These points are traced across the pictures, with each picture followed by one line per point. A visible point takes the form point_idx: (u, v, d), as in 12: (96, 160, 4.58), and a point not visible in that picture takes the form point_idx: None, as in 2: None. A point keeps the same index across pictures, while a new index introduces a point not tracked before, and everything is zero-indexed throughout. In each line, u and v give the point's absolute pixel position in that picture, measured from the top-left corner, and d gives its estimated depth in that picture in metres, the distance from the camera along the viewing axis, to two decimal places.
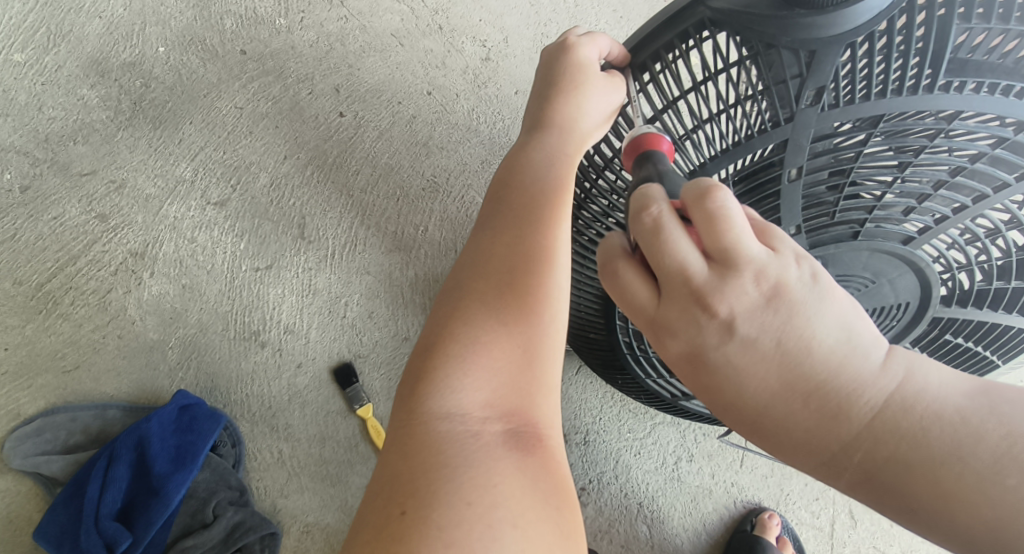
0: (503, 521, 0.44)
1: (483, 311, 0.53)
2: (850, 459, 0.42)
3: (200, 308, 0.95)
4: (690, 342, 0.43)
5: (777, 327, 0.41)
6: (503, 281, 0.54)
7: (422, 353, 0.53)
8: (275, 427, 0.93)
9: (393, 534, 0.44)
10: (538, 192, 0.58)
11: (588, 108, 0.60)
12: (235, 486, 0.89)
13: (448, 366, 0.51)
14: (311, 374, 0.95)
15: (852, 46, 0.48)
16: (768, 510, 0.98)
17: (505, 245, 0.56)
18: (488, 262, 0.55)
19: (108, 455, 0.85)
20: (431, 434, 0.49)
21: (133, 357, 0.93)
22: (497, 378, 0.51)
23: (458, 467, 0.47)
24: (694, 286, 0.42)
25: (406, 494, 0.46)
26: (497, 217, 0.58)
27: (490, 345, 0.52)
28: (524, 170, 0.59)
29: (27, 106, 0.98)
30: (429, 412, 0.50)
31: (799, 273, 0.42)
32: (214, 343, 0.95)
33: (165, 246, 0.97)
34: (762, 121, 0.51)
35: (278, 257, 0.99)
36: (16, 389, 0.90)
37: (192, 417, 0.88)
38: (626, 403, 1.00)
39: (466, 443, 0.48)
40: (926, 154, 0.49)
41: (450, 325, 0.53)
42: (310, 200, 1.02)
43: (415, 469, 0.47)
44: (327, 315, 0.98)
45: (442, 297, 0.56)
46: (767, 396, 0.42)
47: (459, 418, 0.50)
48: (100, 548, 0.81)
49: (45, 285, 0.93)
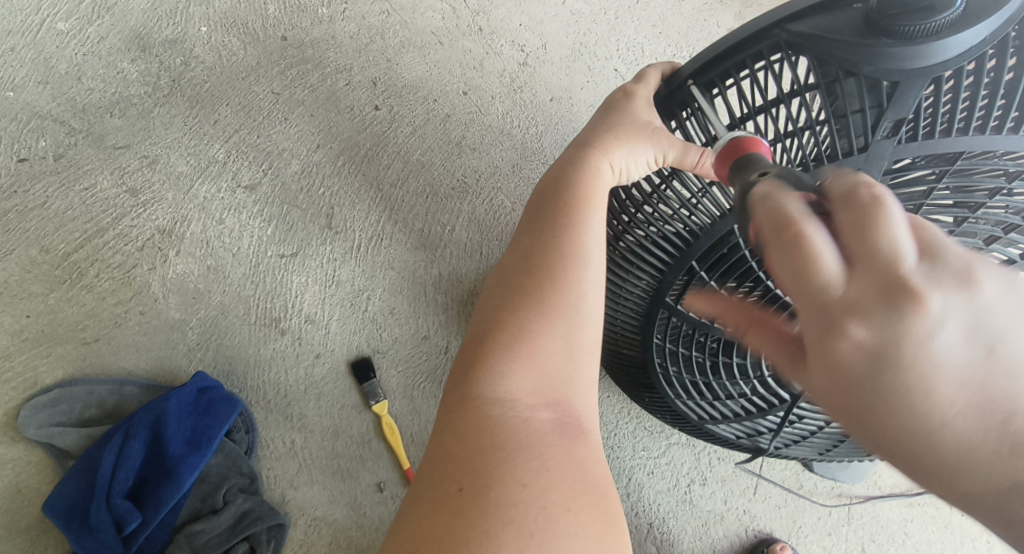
0: (558, 504, 0.44)
1: (537, 304, 0.52)
2: (1011, 492, 0.39)
3: (223, 290, 0.95)
4: (883, 336, 0.38)
5: (983, 349, 0.38)
6: (543, 279, 0.53)
7: (473, 343, 0.52)
8: (289, 417, 0.92)
9: (450, 512, 0.44)
10: (574, 206, 0.57)
11: (629, 129, 0.60)
12: (246, 473, 0.88)
13: (497, 354, 0.50)
14: (328, 365, 0.95)
15: (937, 81, 0.49)
16: (780, 541, 0.96)
17: (552, 249, 0.55)
18: (528, 262, 0.55)
19: (123, 432, 0.84)
20: (483, 417, 0.48)
21: (153, 335, 0.92)
22: (544, 366, 0.50)
23: (513, 450, 0.46)
24: (884, 296, 0.37)
25: (460, 472, 0.45)
26: (547, 220, 0.57)
27: (538, 333, 0.51)
28: (571, 182, 0.58)
29: (67, 75, 0.98)
30: (481, 396, 0.49)
31: (1006, 294, 0.39)
32: (234, 327, 0.94)
33: (192, 226, 0.96)
34: (833, 148, 0.52)
35: (304, 245, 0.98)
36: (34, 356, 0.89)
37: (209, 400, 0.87)
38: (643, 420, 0.99)
39: (519, 429, 0.47)
40: (998, 198, 0.51)
41: (502, 317, 0.52)
42: (339, 190, 1.01)
43: (468, 451, 0.46)
44: (348, 307, 0.97)
45: (494, 289, 0.56)
46: (957, 433, 0.39)
47: (510, 403, 0.49)
48: (109, 526, 0.80)
49: (72, 255, 0.92)
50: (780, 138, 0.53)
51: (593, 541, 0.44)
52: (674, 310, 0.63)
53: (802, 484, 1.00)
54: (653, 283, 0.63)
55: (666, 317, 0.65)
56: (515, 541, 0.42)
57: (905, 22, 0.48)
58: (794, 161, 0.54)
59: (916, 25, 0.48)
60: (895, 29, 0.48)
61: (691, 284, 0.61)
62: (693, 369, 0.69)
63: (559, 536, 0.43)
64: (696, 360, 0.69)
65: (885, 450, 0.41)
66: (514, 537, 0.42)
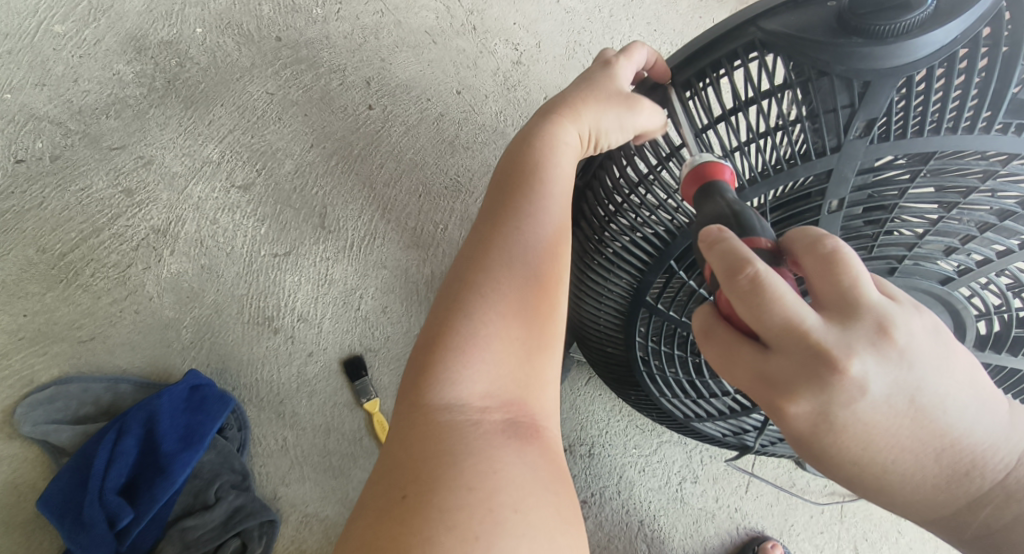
0: (506, 505, 0.45)
1: (488, 300, 0.52)
2: (954, 508, 0.47)
3: (217, 290, 0.96)
4: (819, 408, 0.42)
5: (906, 401, 0.43)
6: (501, 269, 0.53)
7: (423, 345, 0.52)
8: (282, 414, 0.93)
9: (397, 517, 0.44)
10: (538, 193, 0.57)
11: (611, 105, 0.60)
12: (238, 470, 0.89)
13: (448, 358, 0.50)
14: (320, 364, 0.95)
15: (909, 82, 0.49)
16: (771, 539, 0.96)
17: (512, 236, 0.55)
18: (485, 251, 0.54)
19: (117, 429, 0.86)
20: (433, 424, 0.48)
21: (148, 333, 0.93)
22: (497, 369, 0.50)
23: (460, 454, 0.47)
24: (810, 372, 0.41)
25: (407, 479, 0.46)
26: (509, 206, 0.57)
27: (491, 334, 0.51)
28: (537, 165, 0.58)
29: (64, 77, 1.00)
30: (430, 403, 0.49)
31: (918, 336, 0.42)
32: (228, 325, 0.95)
33: (187, 225, 0.97)
34: (808, 148, 0.52)
35: (297, 244, 0.99)
36: (31, 355, 0.90)
37: (202, 397, 0.89)
38: (634, 418, 1.00)
39: (468, 433, 0.48)
40: (974, 197, 0.51)
41: (452, 315, 0.52)
42: (333, 190, 1.02)
43: (416, 457, 0.47)
44: (341, 306, 0.98)
45: (447, 280, 0.55)
46: (899, 472, 0.45)
47: (459, 408, 0.49)
48: (102, 521, 0.81)
49: (68, 255, 0.94)
50: (755, 138, 0.53)
51: (544, 540, 0.44)
52: (655, 309, 0.64)
53: (794, 482, 1.00)
54: (635, 281, 0.63)
55: (647, 315, 0.66)
56: (460, 544, 0.43)
57: (877, 21, 0.48)
58: (769, 160, 0.54)
59: (889, 24, 0.48)
60: (867, 28, 0.48)
61: (671, 283, 0.61)
62: (676, 366, 0.70)
63: (508, 536, 0.44)
64: (679, 358, 0.69)
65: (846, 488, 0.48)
66: (459, 541, 0.43)
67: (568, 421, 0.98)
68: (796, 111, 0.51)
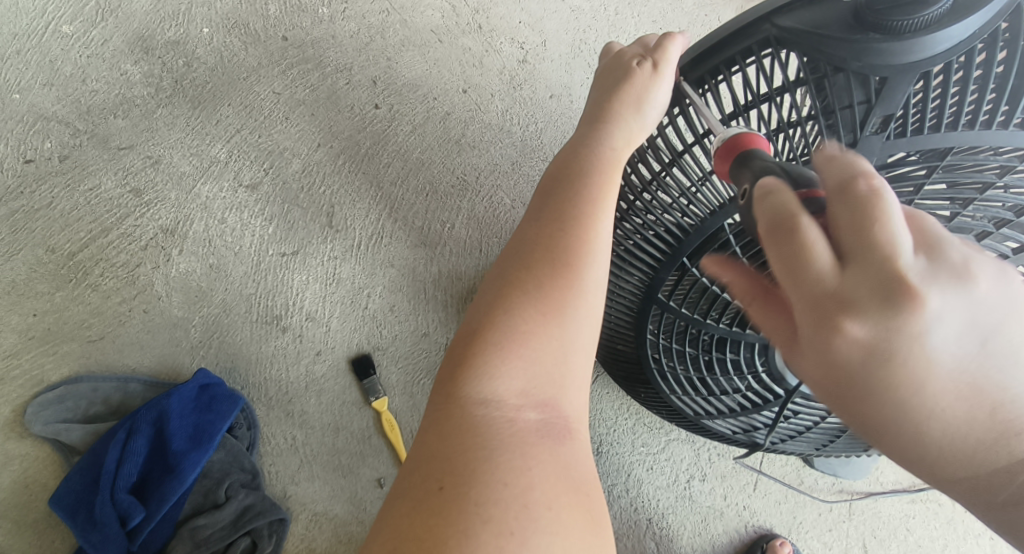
0: (539, 503, 0.45)
1: (535, 290, 0.52)
2: (990, 471, 0.45)
3: (225, 289, 0.96)
4: (885, 334, 0.41)
5: (975, 346, 0.42)
6: (546, 270, 0.53)
7: (466, 337, 0.52)
8: (291, 413, 0.93)
9: (431, 508, 0.44)
10: (582, 193, 0.56)
11: (646, 102, 0.59)
12: (248, 469, 0.89)
13: (487, 353, 0.50)
14: (329, 362, 0.96)
15: (926, 76, 0.50)
16: (780, 537, 0.96)
17: (558, 228, 0.55)
18: (531, 252, 0.54)
19: (127, 428, 0.86)
20: (468, 418, 0.48)
21: (157, 333, 0.94)
22: (535, 367, 0.50)
23: (494, 450, 0.47)
24: (889, 300, 0.40)
25: (440, 472, 0.46)
26: (553, 208, 0.56)
27: (531, 334, 0.51)
28: (581, 168, 0.58)
29: (72, 77, 1.00)
30: (466, 397, 0.49)
31: (992, 282, 0.42)
32: (236, 324, 0.95)
33: (195, 225, 0.98)
34: (822, 145, 0.52)
35: (304, 244, 0.99)
36: (41, 354, 0.91)
37: (211, 397, 0.89)
38: (642, 417, 1.00)
39: (504, 430, 0.48)
40: (991, 193, 0.51)
41: (495, 308, 0.52)
42: (340, 189, 1.02)
43: (449, 451, 0.47)
44: (348, 305, 0.98)
45: (490, 278, 0.55)
46: (945, 422, 0.43)
47: (496, 404, 0.49)
48: (114, 520, 0.82)
49: (77, 254, 0.94)
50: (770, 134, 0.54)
51: (574, 539, 0.44)
52: (667, 306, 0.64)
53: (803, 480, 1.00)
54: (648, 278, 0.63)
55: (659, 312, 0.66)
56: (493, 539, 0.43)
57: (895, 17, 0.49)
58: (783, 156, 0.54)
59: (907, 20, 0.48)
60: (884, 24, 0.49)
61: (684, 280, 0.61)
62: (688, 363, 0.70)
63: (543, 533, 0.44)
64: (691, 355, 0.69)
65: (875, 437, 0.46)
66: (493, 536, 0.43)
67: None
68: (811, 106, 0.52)
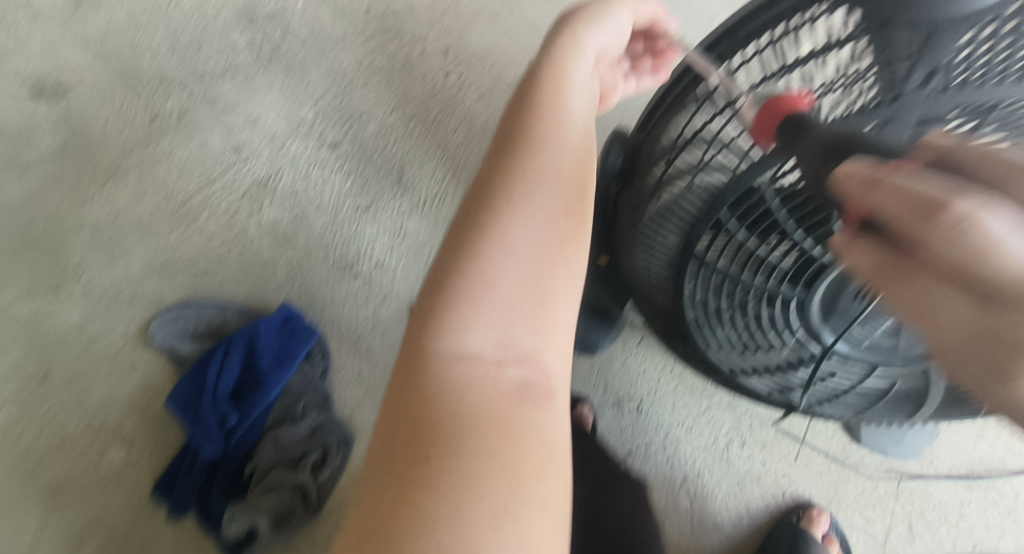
0: (527, 474, 0.39)
1: (522, 225, 0.44)
2: None
3: (307, 236, 1.07)
4: None
5: None
6: (521, 193, 0.44)
7: (427, 296, 0.43)
8: (357, 349, 1.03)
9: (404, 484, 0.38)
10: (560, 113, 0.49)
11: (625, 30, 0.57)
12: (321, 393, 0.99)
13: (458, 301, 0.42)
14: (393, 307, 1.04)
15: (978, 28, 0.45)
16: (817, 506, 0.96)
17: (534, 154, 0.46)
18: (504, 177, 0.45)
19: (225, 347, 0.99)
20: (436, 381, 0.41)
21: (249, 270, 1.06)
22: (516, 316, 0.43)
23: (471, 418, 0.40)
24: None
25: (416, 442, 0.39)
26: (523, 131, 0.48)
27: (510, 271, 0.43)
28: (552, 87, 0.50)
29: (189, 46, 1.13)
30: (436, 352, 0.42)
31: None
32: (315, 268, 1.06)
33: (284, 178, 1.09)
34: (865, 101, 0.48)
35: (376, 199, 1.08)
36: (158, 282, 1.05)
37: (293, 326, 1.00)
38: (684, 379, 1.02)
39: (483, 393, 0.41)
40: None
41: (463, 257, 0.43)
42: (410, 150, 1.10)
43: (423, 422, 0.40)
44: (412, 256, 1.06)
45: (447, 233, 0.45)
46: None
47: (471, 362, 0.42)
48: (214, 421, 0.95)
49: (188, 199, 1.08)
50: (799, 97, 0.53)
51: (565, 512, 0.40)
52: (701, 265, 0.63)
53: (848, 455, 0.98)
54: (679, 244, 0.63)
55: (698, 267, 0.64)
56: (481, 510, 0.37)
57: None
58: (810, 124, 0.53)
59: None
60: None
61: (718, 244, 0.60)
62: (725, 319, 0.71)
63: (534, 510, 0.38)
64: (728, 310, 0.69)
65: None
66: (477, 506, 0.37)
67: (620, 377, 1.02)
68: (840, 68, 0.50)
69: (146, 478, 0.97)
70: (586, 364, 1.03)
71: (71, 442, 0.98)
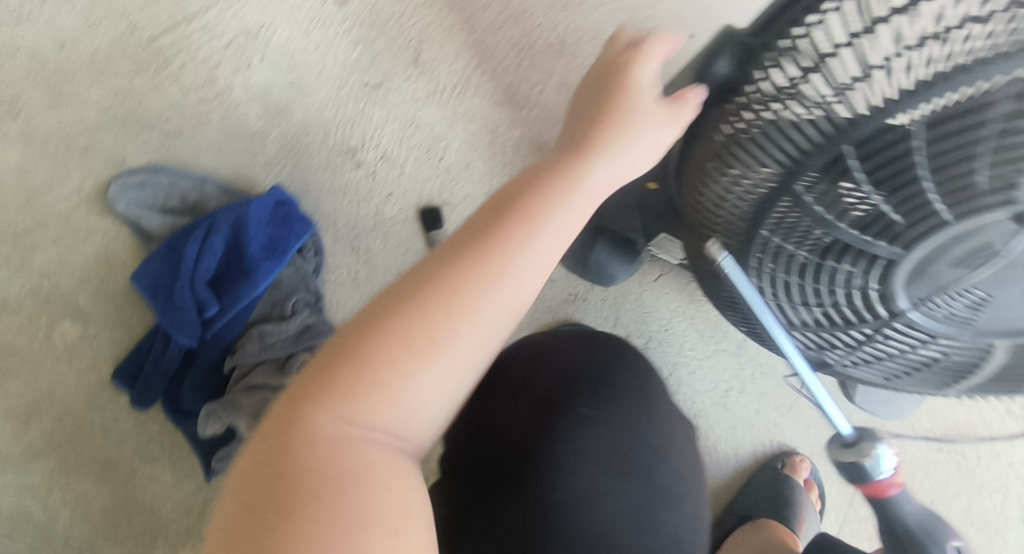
0: (377, 521, 0.42)
1: (552, 212, 0.49)
2: None
3: (303, 109, 0.91)
4: None
5: None
6: (419, 350, 0.44)
7: (410, 292, 0.46)
8: (355, 249, 0.93)
9: (282, 511, 0.41)
10: (523, 215, 0.48)
11: (633, 136, 0.53)
12: (312, 291, 0.89)
13: (365, 384, 0.44)
14: (398, 207, 0.93)
15: None
16: (800, 454, 1.00)
17: (484, 266, 0.46)
18: (421, 289, 0.46)
19: (206, 226, 0.85)
20: (317, 456, 0.43)
21: (233, 140, 0.90)
22: (394, 460, 0.44)
23: (351, 493, 0.42)
24: None
25: (287, 500, 0.42)
26: (474, 250, 0.47)
27: (410, 367, 0.44)
28: (525, 191, 0.50)
29: None
30: (342, 428, 0.44)
31: None
32: (312, 149, 0.92)
33: (278, 33, 0.90)
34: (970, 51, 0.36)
35: (389, 78, 0.93)
36: (121, 136, 0.88)
37: (286, 214, 0.87)
38: (697, 322, 1.00)
39: (365, 470, 0.43)
40: None
41: (509, 221, 0.48)
42: (431, 26, 0.94)
43: (291, 499, 0.42)
44: (424, 153, 0.94)
45: (299, 414, 0.44)
46: None
47: (377, 437, 0.44)
48: (191, 308, 0.84)
49: (157, 39, 0.88)
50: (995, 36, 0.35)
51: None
52: (800, 202, 0.46)
53: (838, 411, 1.01)
54: (783, 168, 0.47)
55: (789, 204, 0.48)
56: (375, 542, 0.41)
57: None
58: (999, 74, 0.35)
59: None
60: None
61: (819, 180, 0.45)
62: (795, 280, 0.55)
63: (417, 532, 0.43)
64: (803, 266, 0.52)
65: None
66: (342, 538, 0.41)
67: (631, 313, 1.00)
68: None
69: (109, 355, 0.88)
70: (599, 295, 1.00)
71: (15, 307, 0.87)
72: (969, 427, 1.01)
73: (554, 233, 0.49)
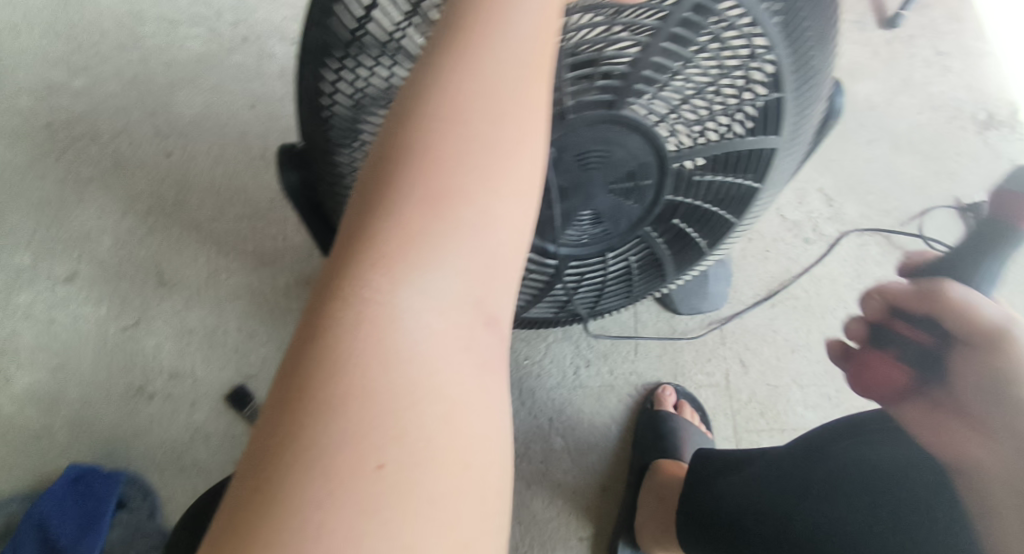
0: (353, 502, 0.34)
1: (482, 84, 0.42)
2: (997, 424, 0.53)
3: (77, 384, 0.98)
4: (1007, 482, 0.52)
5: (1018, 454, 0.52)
6: (430, 194, 0.40)
7: (386, 215, 0.40)
8: (184, 467, 0.95)
9: (264, 488, 0.34)
10: (507, 74, 0.42)
11: (511, 16, 0.43)
12: (156, 532, 0.91)
13: (367, 301, 0.39)
14: (206, 407, 0.98)
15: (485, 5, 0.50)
16: (664, 384, 1.06)
17: (469, 109, 0.41)
18: (398, 149, 0.41)
19: (10, 546, 0.86)
20: (395, 380, 0.37)
21: (23, 449, 0.95)
22: (451, 365, 0.39)
23: (320, 457, 0.34)
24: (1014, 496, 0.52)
25: (275, 472, 0.34)
26: (423, 110, 0.41)
27: (442, 230, 0.40)
28: (484, 36, 0.43)
29: None
30: (360, 335, 0.38)
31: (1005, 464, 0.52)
32: (100, 410, 0.97)
33: (24, 337, 1.01)
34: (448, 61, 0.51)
35: (144, 310, 1.03)
36: None
37: (87, 483, 0.91)
38: (516, 333, 1.09)
39: (335, 421, 0.35)
40: (687, 28, 0.51)
41: (470, 54, 0.42)
42: (162, 247, 1.08)
43: (332, 452, 0.35)
44: (208, 347, 1.02)
45: (316, 350, 0.37)
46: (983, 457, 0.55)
47: (423, 339, 0.39)
48: None
49: None
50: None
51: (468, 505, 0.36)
52: None
53: (675, 326, 1.10)
54: None
55: None
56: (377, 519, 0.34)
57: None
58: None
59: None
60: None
61: None
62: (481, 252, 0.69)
63: (467, 462, 0.37)
64: None
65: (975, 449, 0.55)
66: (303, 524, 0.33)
67: None
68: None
69: None
70: None
71: None
72: (782, 272, 1.14)
73: (521, 36, 0.43)
